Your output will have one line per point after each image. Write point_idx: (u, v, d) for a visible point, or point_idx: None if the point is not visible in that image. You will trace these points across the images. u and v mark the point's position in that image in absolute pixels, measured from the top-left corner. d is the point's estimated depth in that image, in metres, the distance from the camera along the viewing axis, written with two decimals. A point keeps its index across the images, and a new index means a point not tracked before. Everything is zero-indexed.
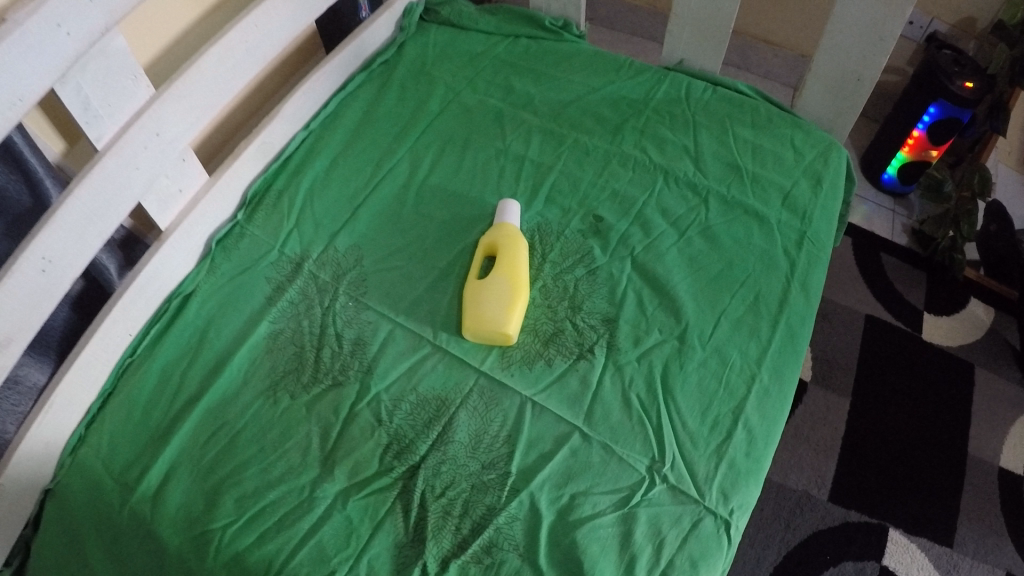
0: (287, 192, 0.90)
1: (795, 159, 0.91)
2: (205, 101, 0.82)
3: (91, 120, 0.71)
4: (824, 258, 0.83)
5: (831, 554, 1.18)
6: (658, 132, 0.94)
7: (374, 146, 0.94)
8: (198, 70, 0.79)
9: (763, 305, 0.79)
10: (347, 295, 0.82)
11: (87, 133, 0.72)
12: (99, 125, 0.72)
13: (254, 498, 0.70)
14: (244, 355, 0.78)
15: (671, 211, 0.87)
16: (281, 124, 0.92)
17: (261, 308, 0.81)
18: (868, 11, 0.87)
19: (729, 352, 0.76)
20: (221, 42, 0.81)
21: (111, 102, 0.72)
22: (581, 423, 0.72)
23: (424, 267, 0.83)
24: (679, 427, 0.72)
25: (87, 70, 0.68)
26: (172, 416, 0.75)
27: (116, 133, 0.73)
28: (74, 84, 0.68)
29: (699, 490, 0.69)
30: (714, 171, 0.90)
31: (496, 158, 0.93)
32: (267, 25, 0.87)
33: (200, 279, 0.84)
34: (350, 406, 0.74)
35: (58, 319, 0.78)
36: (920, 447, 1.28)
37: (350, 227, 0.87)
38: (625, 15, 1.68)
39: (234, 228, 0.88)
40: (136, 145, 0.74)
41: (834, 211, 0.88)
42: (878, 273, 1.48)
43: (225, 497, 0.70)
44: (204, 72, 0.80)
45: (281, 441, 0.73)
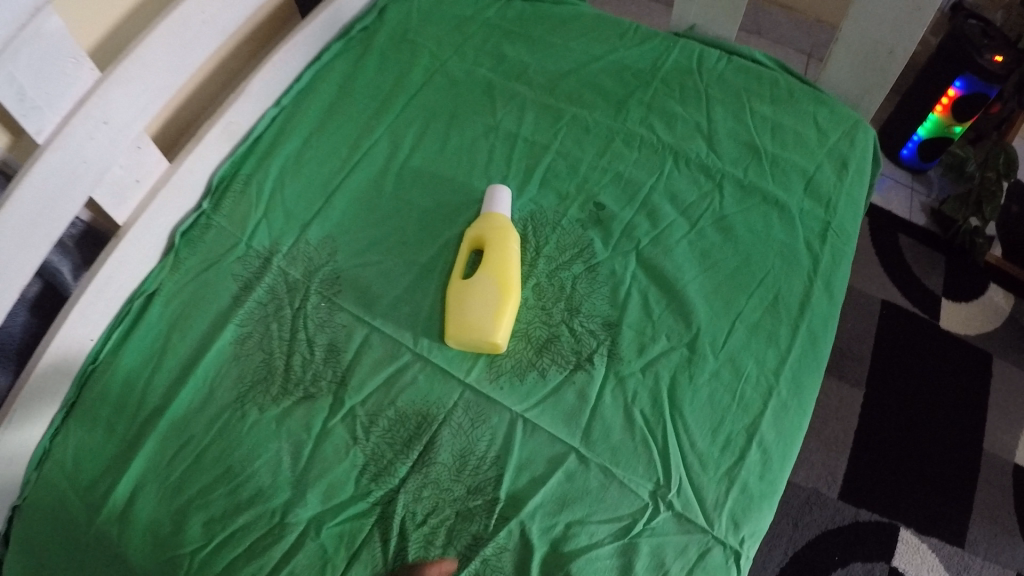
0: (256, 177, 0.81)
1: (818, 139, 0.82)
2: (159, 81, 0.72)
3: (29, 112, 0.61)
4: (849, 253, 0.75)
5: (840, 555, 1.12)
6: (667, 107, 0.84)
7: (350, 123, 0.84)
8: (147, 46, 0.69)
9: (782, 306, 0.71)
10: (320, 295, 0.73)
11: (25, 127, 0.62)
12: (37, 117, 0.62)
13: (222, 523, 0.63)
14: (209, 363, 0.70)
15: (681, 197, 0.78)
16: (248, 102, 0.82)
17: (228, 309, 0.73)
18: None
19: (744, 360, 0.68)
20: (172, 15, 0.71)
21: (50, 90, 0.62)
22: (577, 443, 0.64)
23: (404, 262, 0.74)
24: (686, 447, 0.64)
25: (20, 56, 0.58)
26: (137, 429, 0.67)
27: (58, 125, 0.63)
28: (5, 74, 0.57)
29: (707, 518, 0.62)
30: (729, 152, 0.81)
31: (486, 135, 0.83)
32: None
33: (163, 276, 0.75)
34: (323, 422, 0.67)
35: (16, 325, 0.69)
36: (934, 444, 1.22)
37: (322, 217, 0.77)
38: None
39: (199, 219, 0.78)
40: (82, 136, 0.65)
41: (860, 199, 0.79)
42: (894, 257, 1.39)
43: (192, 521, 0.63)
44: (154, 47, 0.70)
45: (248, 460, 0.65)
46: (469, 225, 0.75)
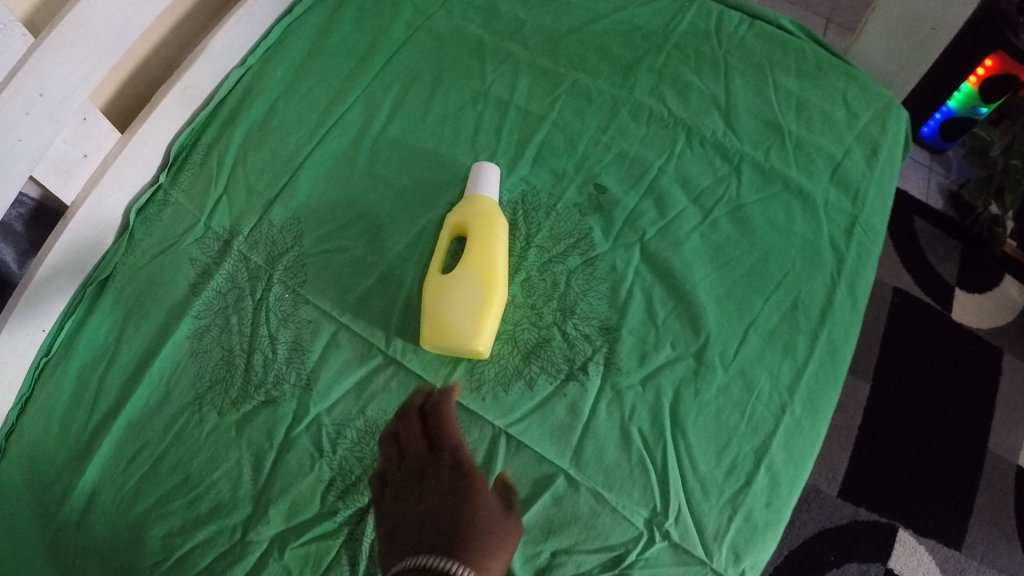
0: (218, 147, 0.72)
1: (846, 121, 0.73)
2: (105, 46, 0.61)
3: None
4: (876, 252, 0.67)
5: (835, 555, 1.08)
6: (680, 76, 0.75)
7: (324, 85, 0.75)
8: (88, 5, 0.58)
9: (801, 312, 0.63)
10: (284, 285, 0.65)
11: None
12: None
13: (181, 538, 0.57)
14: (165, 360, 0.62)
15: (693, 182, 0.69)
16: (207, 61, 0.73)
17: (184, 298, 0.65)
18: None
19: (756, 374, 0.61)
20: None
21: None
22: (567, 463, 0.57)
23: (377, 250, 0.66)
24: (687, 470, 0.57)
25: None
26: (92, 430, 0.61)
27: None
28: None
29: (706, 550, 0.56)
30: (748, 131, 0.72)
31: (474, 102, 0.74)
32: None
33: (118, 259, 0.67)
34: (286, 430, 0.59)
35: None
36: (938, 443, 1.16)
37: (287, 195, 0.69)
38: None
39: (156, 194, 0.70)
40: (14, 113, 0.55)
41: (891, 189, 0.71)
42: (906, 243, 1.32)
43: (151, 535, 0.57)
44: (95, 4, 0.59)
45: (204, 470, 0.58)
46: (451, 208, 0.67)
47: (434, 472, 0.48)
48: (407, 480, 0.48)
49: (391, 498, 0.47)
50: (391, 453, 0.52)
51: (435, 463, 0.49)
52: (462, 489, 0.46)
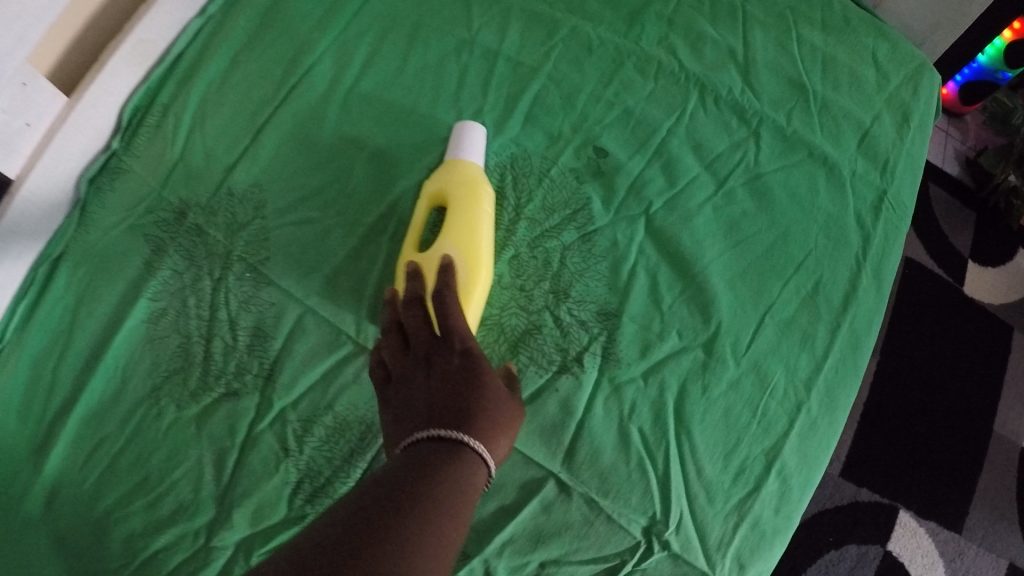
0: (174, 108, 0.63)
1: (875, 82, 0.66)
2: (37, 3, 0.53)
3: None
4: (905, 231, 0.61)
5: (835, 536, 1.04)
6: (693, 24, 0.66)
7: (291, 30, 0.66)
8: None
9: (822, 298, 0.57)
10: (244, 263, 0.58)
11: None
12: None
13: (143, 542, 0.50)
14: (119, 348, 0.56)
15: (707, 147, 0.61)
16: (162, 13, 0.64)
17: (138, 278, 0.58)
18: None
19: (771, 368, 0.54)
20: None
21: None
22: (558, 466, 0.51)
23: (347, 223, 0.59)
24: (691, 474, 0.52)
25: None
26: (46, 427, 0.53)
27: None
28: None
29: (709, 560, 0.50)
30: (770, 91, 0.64)
31: (459, 52, 0.65)
32: None
33: (70, 236, 0.59)
34: (249, 426, 0.53)
35: None
36: (944, 424, 1.11)
37: (249, 159, 0.61)
38: None
39: (109, 162, 0.61)
40: None
41: (921, 161, 0.64)
42: (921, 212, 1.23)
43: (111, 538, 0.51)
44: None
45: (164, 469, 0.52)
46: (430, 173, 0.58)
47: (441, 357, 0.46)
48: (412, 364, 0.46)
49: (397, 384, 0.46)
50: (393, 339, 0.49)
51: (440, 346, 0.47)
52: (467, 372, 0.44)
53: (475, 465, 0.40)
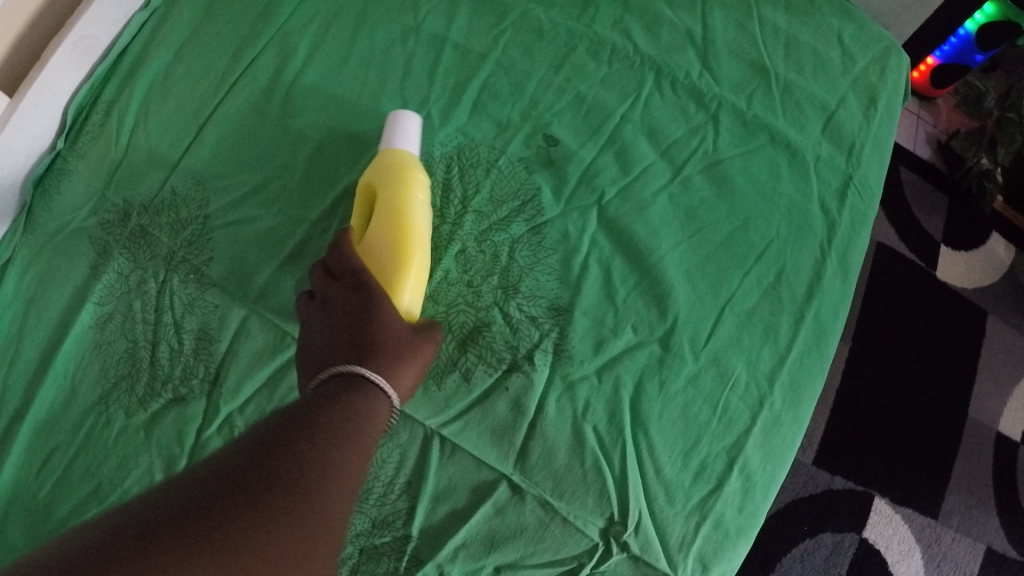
0: (119, 105, 0.60)
1: (839, 63, 0.64)
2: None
3: None
4: (871, 217, 0.59)
5: (810, 525, 1.03)
6: (650, 6, 0.64)
7: (233, 20, 0.63)
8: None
9: (785, 287, 0.55)
10: (188, 266, 0.55)
11: None
12: None
13: None
14: (65, 355, 0.53)
15: (663, 132, 0.59)
16: (106, 7, 0.62)
17: (85, 282, 0.55)
18: None
19: (731, 361, 0.53)
20: None
21: None
22: (511, 468, 0.49)
23: (290, 219, 0.56)
24: (649, 474, 0.50)
25: None
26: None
27: None
28: None
29: (670, 561, 0.49)
30: (729, 73, 0.62)
31: (405, 39, 0.63)
32: None
33: (17, 241, 0.57)
34: (197, 433, 0.51)
35: None
36: (919, 410, 1.11)
37: (193, 156, 0.58)
38: None
39: (54, 163, 0.59)
40: None
41: (888, 145, 0.62)
42: (890, 195, 1.22)
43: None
44: None
45: (115, 478, 0.50)
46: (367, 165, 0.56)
47: (345, 300, 0.46)
48: (321, 309, 0.47)
49: (307, 330, 0.46)
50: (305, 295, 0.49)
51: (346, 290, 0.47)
52: (372, 312, 0.45)
53: (377, 401, 0.40)
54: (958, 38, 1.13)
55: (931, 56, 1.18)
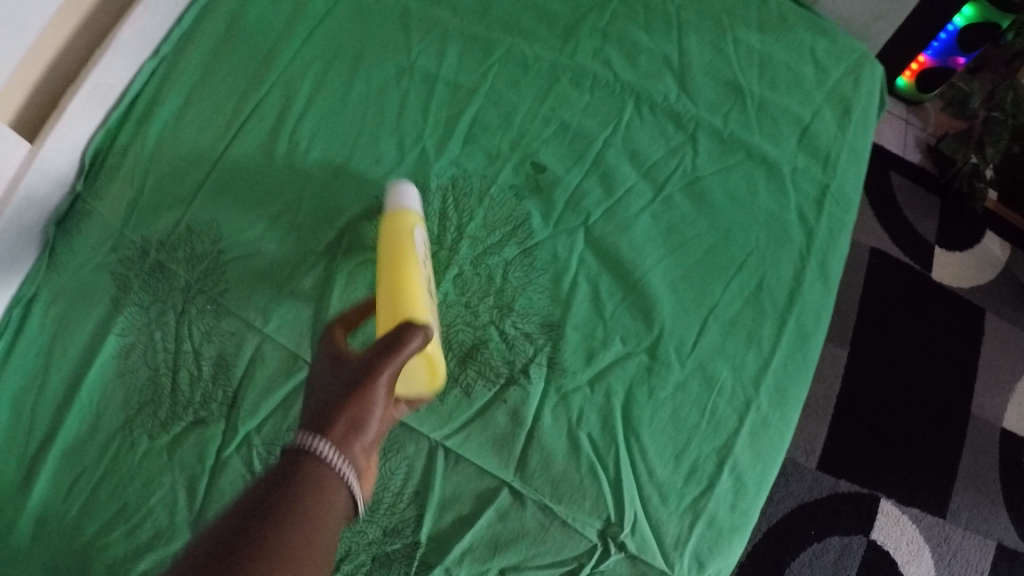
0: (133, 147, 0.64)
1: (814, 78, 0.67)
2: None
3: None
4: (849, 224, 0.62)
5: (816, 529, 1.04)
6: (628, 35, 0.68)
7: (239, 66, 0.68)
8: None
9: (766, 296, 0.58)
10: (205, 296, 0.59)
11: None
12: None
13: (127, 567, 0.52)
14: (91, 384, 0.57)
15: (643, 154, 0.63)
16: (117, 56, 0.66)
17: (108, 316, 0.59)
18: None
19: (717, 367, 0.56)
20: None
21: None
22: (511, 476, 0.53)
23: (298, 248, 0.60)
24: (643, 477, 0.53)
25: None
26: (29, 463, 0.55)
27: None
28: None
29: (666, 559, 0.52)
30: (706, 95, 0.65)
31: (400, 78, 0.67)
32: None
33: (41, 278, 0.61)
34: (217, 452, 0.54)
35: None
36: (921, 410, 1.12)
37: (206, 195, 0.62)
38: None
39: (75, 204, 0.63)
40: None
41: (863, 154, 0.65)
42: (881, 201, 1.24)
43: (95, 566, 0.52)
44: None
45: (141, 496, 0.54)
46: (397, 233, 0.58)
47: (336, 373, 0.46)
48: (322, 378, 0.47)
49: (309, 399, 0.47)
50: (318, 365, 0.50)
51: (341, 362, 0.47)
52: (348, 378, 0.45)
53: (326, 477, 0.40)
54: (948, 33, 1.16)
55: (923, 54, 1.21)
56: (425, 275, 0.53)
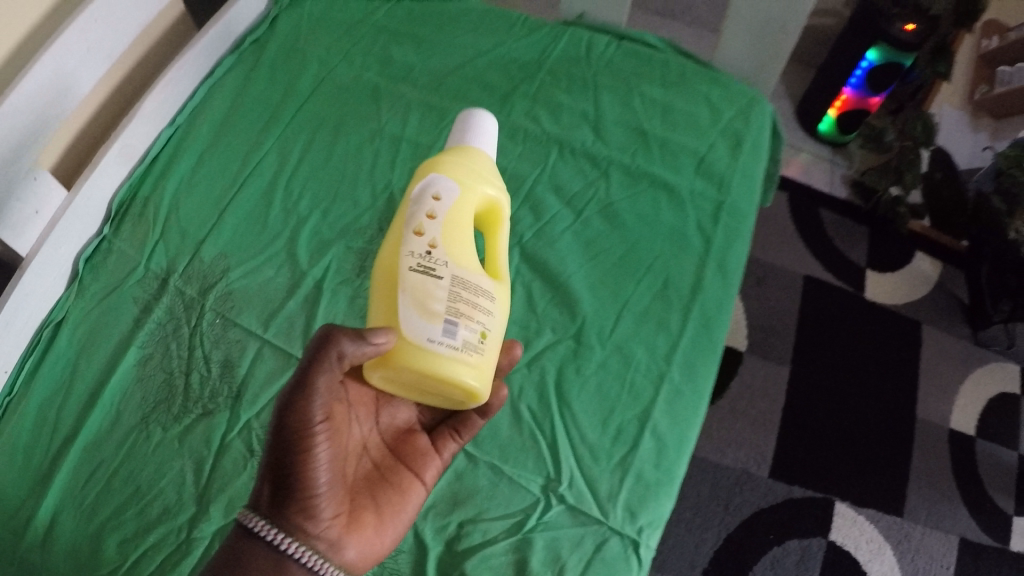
0: (153, 199, 0.78)
1: (710, 119, 0.82)
2: (50, 112, 0.67)
3: None
4: (744, 230, 0.75)
5: (775, 534, 1.12)
6: (553, 98, 0.83)
7: (242, 132, 0.83)
8: (31, 78, 0.63)
9: (672, 292, 0.71)
10: (214, 311, 0.71)
11: None
12: None
13: (135, 543, 0.61)
14: (114, 388, 0.68)
15: (566, 188, 0.77)
16: (143, 124, 0.79)
17: (130, 332, 0.71)
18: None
19: (633, 349, 0.68)
20: (58, 39, 0.65)
21: None
22: (466, 443, 0.65)
23: (290, 273, 0.73)
24: (576, 439, 0.64)
25: None
26: (52, 457, 0.65)
27: None
28: None
29: (602, 509, 0.62)
30: (617, 139, 0.80)
31: (372, 140, 0.82)
32: (118, 18, 0.72)
33: (69, 304, 0.73)
34: (221, 437, 0.65)
35: None
36: (868, 417, 1.23)
37: (216, 234, 0.75)
38: None
39: (101, 245, 0.76)
40: None
41: (756, 176, 0.79)
42: (812, 233, 1.38)
43: (111, 541, 0.61)
44: (41, 82, 0.65)
45: (153, 479, 0.63)
46: (464, 164, 0.59)
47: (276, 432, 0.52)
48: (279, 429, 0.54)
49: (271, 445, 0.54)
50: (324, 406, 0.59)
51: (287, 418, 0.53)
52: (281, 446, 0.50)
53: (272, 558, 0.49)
54: (863, 69, 1.30)
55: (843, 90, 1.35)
56: (427, 247, 0.54)
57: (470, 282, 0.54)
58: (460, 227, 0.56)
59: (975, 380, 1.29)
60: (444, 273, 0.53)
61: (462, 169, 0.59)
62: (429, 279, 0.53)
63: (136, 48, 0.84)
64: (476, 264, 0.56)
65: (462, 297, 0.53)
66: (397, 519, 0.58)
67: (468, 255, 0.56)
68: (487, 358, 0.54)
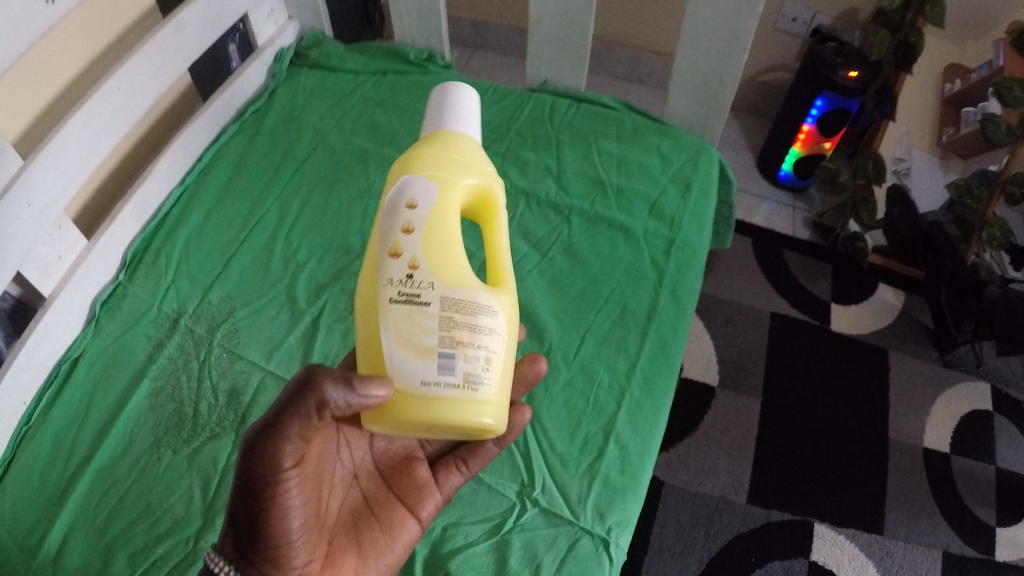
0: (165, 249, 0.88)
1: (660, 166, 0.92)
2: (76, 169, 0.78)
3: None
4: (695, 262, 0.84)
5: (756, 556, 1.17)
6: (521, 155, 0.94)
7: (246, 190, 0.93)
8: (61, 138, 0.74)
9: (630, 318, 0.80)
10: (221, 346, 0.80)
11: None
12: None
13: (144, 555, 0.68)
14: (128, 416, 0.76)
15: (532, 232, 0.87)
16: (157, 183, 0.90)
17: (143, 366, 0.79)
18: (709, 55, 0.92)
19: (595, 369, 0.76)
20: (84, 105, 0.77)
21: None
22: None
23: (291, 313, 0.83)
24: (547, 450, 0.72)
25: None
26: (68, 478, 0.73)
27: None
28: None
29: (573, 511, 0.69)
30: (577, 188, 0.90)
31: (362, 197, 0.92)
32: (137, 89, 0.84)
33: (86, 341, 0.82)
34: (227, 457, 0.73)
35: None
36: (840, 438, 1.29)
37: (222, 280, 0.85)
38: (511, 36, 1.64)
39: (116, 289, 0.85)
40: (8, 218, 0.70)
41: (704, 215, 0.89)
42: (777, 275, 1.47)
43: (123, 552, 0.68)
44: (69, 141, 0.76)
45: (163, 496, 0.71)
46: (445, 163, 0.64)
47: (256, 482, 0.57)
48: None
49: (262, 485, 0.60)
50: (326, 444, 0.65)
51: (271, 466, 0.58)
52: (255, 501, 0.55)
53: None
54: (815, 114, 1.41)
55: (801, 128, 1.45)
56: (409, 270, 0.59)
57: (458, 302, 0.58)
58: (440, 235, 0.60)
59: (947, 400, 1.35)
60: (430, 297, 0.58)
61: (440, 168, 0.63)
62: (416, 306, 0.58)
63: (150, 119, 0.96)
64: (460, 271, 0.60)
65: (453, 319, 0.58)
66: (379, 559, 0.63)
67: (452, 268, 0.60)
68: (496, 380, 0.59)
